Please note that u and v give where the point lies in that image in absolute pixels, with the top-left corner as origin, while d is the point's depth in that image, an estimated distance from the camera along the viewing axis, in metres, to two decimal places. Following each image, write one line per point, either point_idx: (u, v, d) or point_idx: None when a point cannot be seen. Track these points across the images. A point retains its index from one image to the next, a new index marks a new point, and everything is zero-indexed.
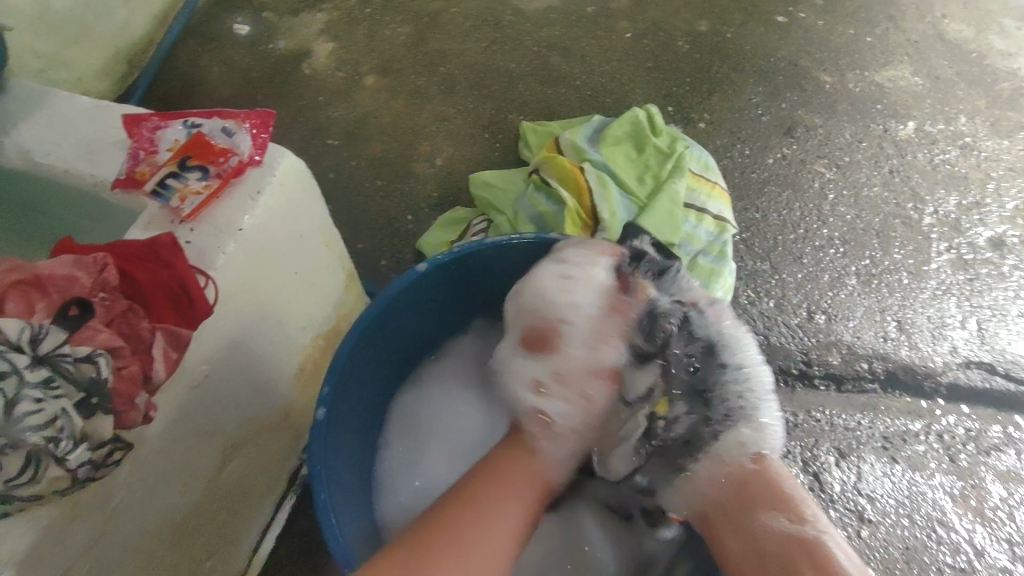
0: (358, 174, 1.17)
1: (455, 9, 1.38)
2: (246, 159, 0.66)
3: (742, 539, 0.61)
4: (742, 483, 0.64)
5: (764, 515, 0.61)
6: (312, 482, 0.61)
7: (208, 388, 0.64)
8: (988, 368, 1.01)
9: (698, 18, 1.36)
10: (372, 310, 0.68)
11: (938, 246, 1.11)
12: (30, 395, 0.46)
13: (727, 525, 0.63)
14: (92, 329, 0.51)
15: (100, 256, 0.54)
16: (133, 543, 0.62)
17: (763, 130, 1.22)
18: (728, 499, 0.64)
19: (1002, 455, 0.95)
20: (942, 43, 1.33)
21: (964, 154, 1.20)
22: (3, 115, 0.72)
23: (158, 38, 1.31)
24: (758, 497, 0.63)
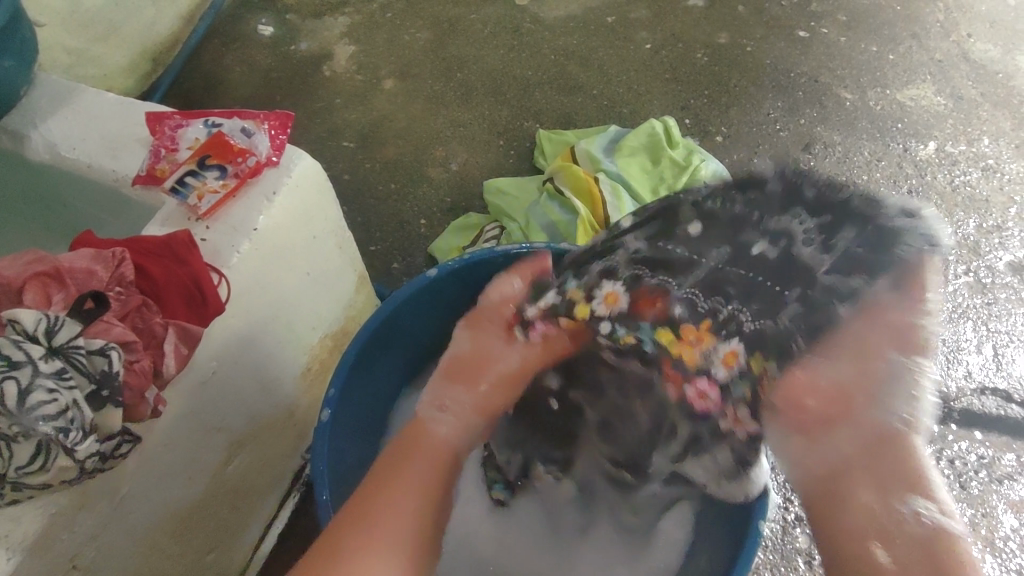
0: (373, 177, 1.18)
1: (476, 15, 1.39)
2: (264, 159, 0.67)
3: (859, 517, 0.61)
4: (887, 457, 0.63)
5: (891, 499, 0.60)
6: (315, 482, 0.62)
7: (217, 384, 0.65)
8: (1003, 396, 0.99)
9: (719, 31, 1.36)
10: (381, 314, 0.70)
11: (956, 268, 1.09)
12: (44, 385, 0.47)
13: (840, 505, 0.63)
14: (106, 323, 0.52)
15: (118, 251, 0.56)
16: (137, 534, 0.63)
17: (780, 145, 1.22)
18: (841, 476, 0.64)
19: (1015, 484, 0.94)
20: (966, 62, 1.31)
21: (985, 176, 1.18)
22: (32, 110, 0.74)
23: (183, 37, 1.33)
24: (885, 479, 0.62)
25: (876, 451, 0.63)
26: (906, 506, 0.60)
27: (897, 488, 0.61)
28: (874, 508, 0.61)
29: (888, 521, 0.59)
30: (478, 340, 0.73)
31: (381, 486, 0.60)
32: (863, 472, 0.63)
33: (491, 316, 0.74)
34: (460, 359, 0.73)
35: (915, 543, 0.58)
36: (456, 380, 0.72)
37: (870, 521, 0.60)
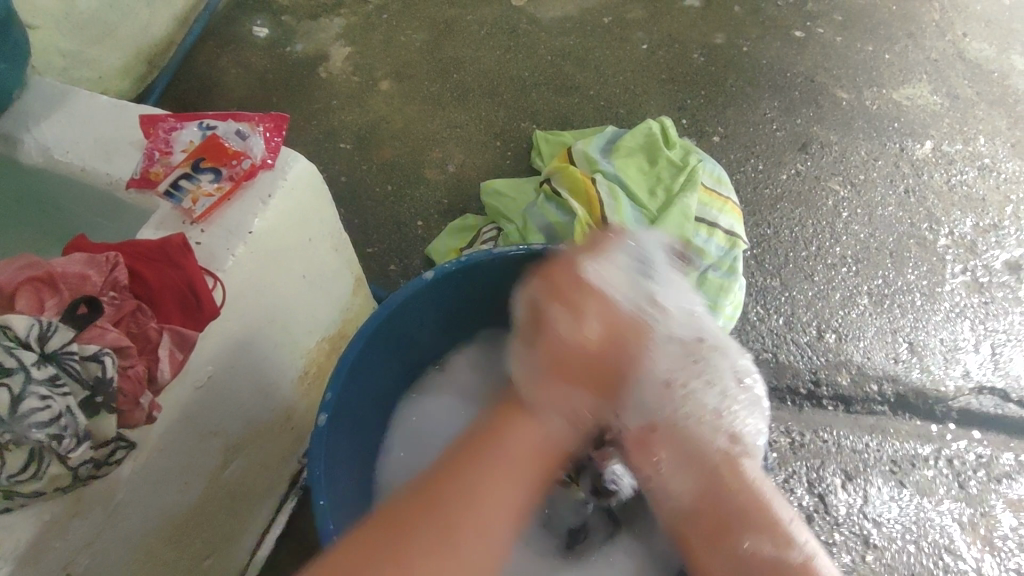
0: (370, 179, 1.18)
1: (472, 16, 1.38)
2: (259, 162, 0.66)
3: (730, 565, 0.53)
4: (713, 482, 0.56)
5: (750, 538, 0.53)
6: (312, 486, 0.62)
7: (213, 389, 0.65)
8: (1001, 395, 0.99)
9: (715, 31, 1.36)
10: (378, 317, 0.69)
11: (953, 268, 1.09)
12: (37, 392, 0.46)
13: (711, 549, 0.55)
14: (100, 329, 0.51)
15: (112, 255, 0.55)
16: (133, 540, 0.63)
17: (777, 145, 1.22)
18: (706, 517, 0.56)
19: (1013, 483, 0.94)
20: (962, 62, 1.31)
21: (982, 175, 1.18)
22: (25, 113, 0.73)
23: (178, 38, 1.33)
24: (751, 518, 0.54)
25: (699, 472, 0.58)
26: (749, 537, 0.53)
27: (743, 517, 0.54)
28: (754, 549, 0.52)
29: (774, 557, 0.52)
30: (578, 299, 0.62)
31: (455, 474, 0.52)
32: (711, 506, 0.56)
33: (574, 283, 0.63)
34: (586, 359, 0.60)
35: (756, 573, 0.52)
36: (568, 373, 0.60)
37: (738, 561, 0.53)
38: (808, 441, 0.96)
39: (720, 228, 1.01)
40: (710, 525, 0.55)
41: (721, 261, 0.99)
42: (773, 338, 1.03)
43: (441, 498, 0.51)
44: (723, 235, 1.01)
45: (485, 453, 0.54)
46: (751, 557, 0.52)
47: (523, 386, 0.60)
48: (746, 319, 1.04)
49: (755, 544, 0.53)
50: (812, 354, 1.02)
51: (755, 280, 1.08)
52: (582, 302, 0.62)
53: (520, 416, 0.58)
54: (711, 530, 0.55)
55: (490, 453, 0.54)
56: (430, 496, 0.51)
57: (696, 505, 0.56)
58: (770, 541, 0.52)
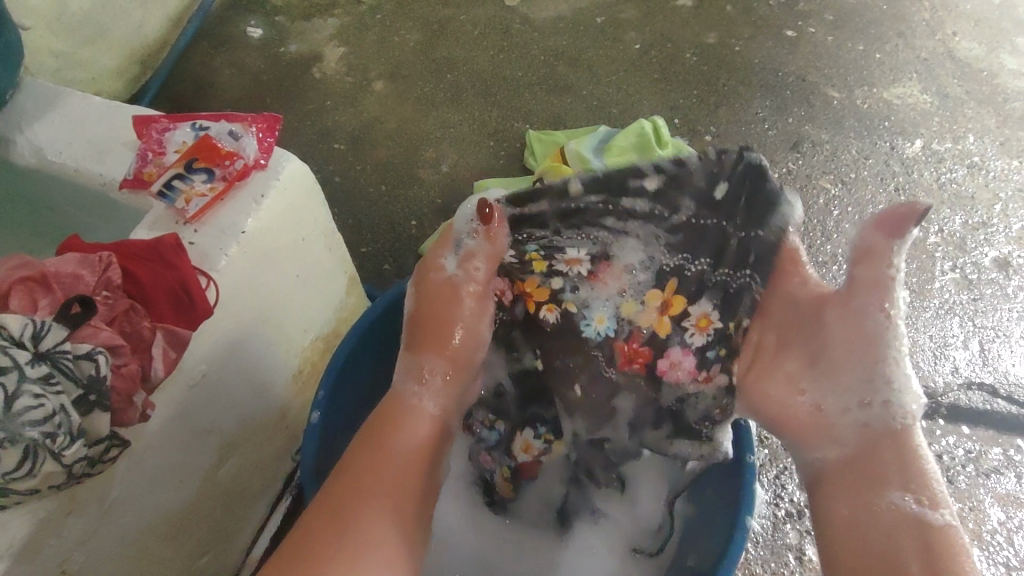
0: (364, 178, 1.18)
1: (465, 16, 1.39)
2: (252, 162, 0.67)
3: (854, 506, 0.60)
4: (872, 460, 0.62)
5: (890, 493, 0.59)
6: (305, 484, 0.63)
7: (206, 387, 0.65)
8: (989, 390, 1.00)
9: (707, 31, 1.37)
10: (371, 315, 0.70)
11: (942, 265, 1.10)
12: (30, 390, 0.47)
13: (845, 492, 0.62)
14: (93, 328, 0.52)
15: (105, 255, 0.56)
16: (128, 538, 0.63)
17: (768, 144, 1.23)
18: (858, 464, 0.62)
19: (1002, 478, 0.95)
20: (951, 61, 1.32)
21: (971, 173, 1.19)
22: (17, 114, 0.74)
23: (172, 39, 1.33)
24: (888, 476, 0.60)
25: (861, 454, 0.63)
26: (889, 497, 0.59)
27: (878, 485, 0.60)
28: (897, 504, 0.58)
29: (890, 524, 0.57)
30: (434, 300, 0.71)
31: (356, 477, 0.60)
32: (861, 459, 0.62)
33: (434, 278, 0.72)
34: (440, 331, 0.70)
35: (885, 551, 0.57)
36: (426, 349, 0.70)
37: (857, 513, 0.60)
38: None
39: None
40: (847, 478, 0.62)
41: None
42: None
43: (349, 497, 0.59)
44: None
45: (382, 442, 0.64)
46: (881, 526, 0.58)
47: (398, 378, 0.70)
48: None
49: (875, 513, 0.58)
50: None
51: None
52: (436, 289, 0.71)
53: (399, 406, 0.68)
54: (852, 491, 0.61)
55: (389, 450, 0.64)
56: (333, 501, 0.59)
57: (848, 463, 0.63)
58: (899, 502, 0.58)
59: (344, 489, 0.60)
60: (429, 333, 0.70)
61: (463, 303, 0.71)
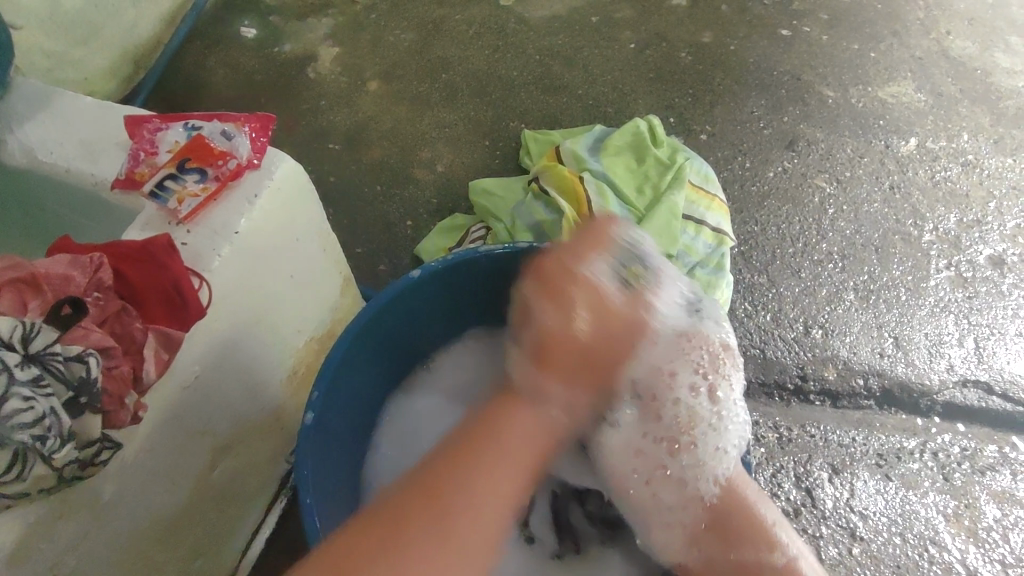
0: (358, 178, 1.18)
1: (460, 16, 1.39)
2: (245, 162, 0.66)
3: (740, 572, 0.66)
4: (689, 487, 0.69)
5: (751, 549, 0.65)
6: (299, 486, 0.62)
7: (199, 389, 0.65)
8: (985, 388, 1.00)
9: (701, 30, 1.37)
10: (365, 316, 0.70)
11: (937, 263, 1.10)
12: (20, 392, 0.46)
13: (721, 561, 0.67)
14: (84, 329, 0.51)
15: (96, 256, 0.55)
16: (120, 542, 0.63)
17: (764, 142, 1.23)
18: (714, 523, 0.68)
19: (998, 475, 0.95)
20: (945, 59, 1.33)
21: (965, 171, 1.19)
22: (8, 113, 0.73)
23: (165, 39, 1.32)
24: (741, 531, 0.66)
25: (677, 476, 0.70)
26: (759, 553, 0.65)
27: (712, 519, 0.68)
28: (759, 556, 0.65)
29: (760, 563, 0.65)
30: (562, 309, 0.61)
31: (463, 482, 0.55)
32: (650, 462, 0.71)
33: (567, 277, 0.63)
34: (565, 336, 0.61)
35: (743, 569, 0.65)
36: (557, 368, 0.61)
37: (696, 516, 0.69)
38: (796, 435, 0.97)
39: (708, 226, 1.02)
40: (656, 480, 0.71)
41: (709, 258, 1.00)
42: (761, 334, 1.04)
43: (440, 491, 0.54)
44: (710, 233, 1.02)
45: (488, 451, 0.57)
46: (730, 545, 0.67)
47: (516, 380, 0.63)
48: (734, 316, 1.05)
49: (739, 550, 0.66)
50: (799, 350, 1.03)
51: (743, 276, 1.09)
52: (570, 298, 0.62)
53: (518, 409, 0.60)
54: (712, 533, 0.68)
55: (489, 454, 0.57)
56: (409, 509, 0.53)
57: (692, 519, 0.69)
58: (768, 551, 0.65)
59: (448, 476, 0.55)
60: (556, 355, 0.61)
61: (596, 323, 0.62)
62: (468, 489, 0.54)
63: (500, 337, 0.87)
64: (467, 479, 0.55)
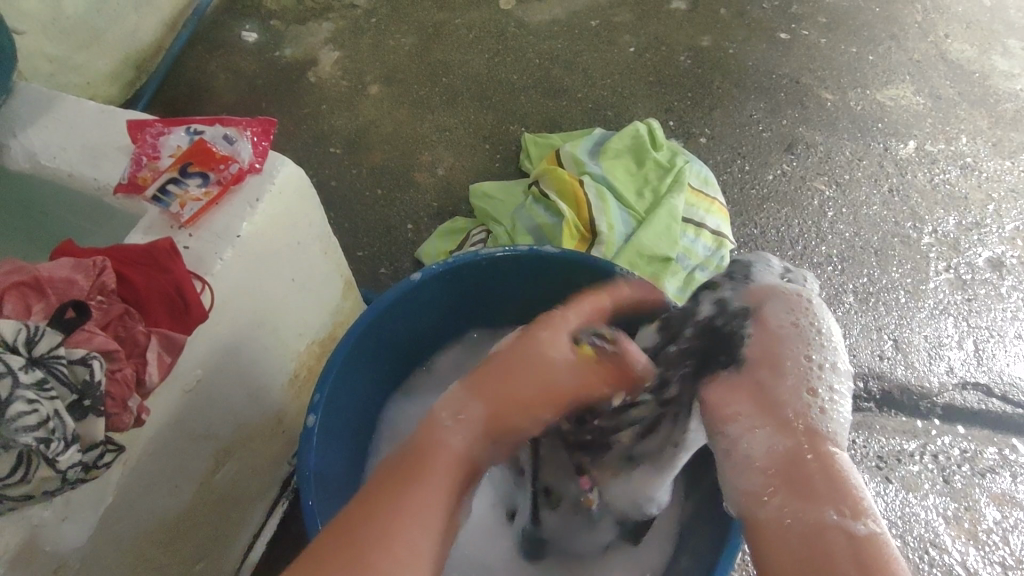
0: (359, 182, 1.18)
1: (460, 20, 1.39)
2: (247, 166, 0.67)
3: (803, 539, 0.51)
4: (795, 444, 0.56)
5: (824, 507, 0.51)
6: (301, 488, 0.63)
7: (201, 392, 0.65)
8: (984, 390, 1.01)
9: (700, 34, 1.37)
10: (367, 319, 0.70)
11: (937, 265, 1.11)
12: (24, 395, 0.47)
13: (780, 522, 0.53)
14: (87, 332, 0.52)
15: (99, 260, 0.55)
16: (123, 545, 0.63)
17: (763, 146, 1.23)
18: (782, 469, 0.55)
19: (998, 477, 0.95)
20: (943, 63, 1.33)
21: (964, 174, 1.20)
22: (11, 119, 0.73)
23: (167, 44, 1.33)
24: (811, 484, 0.53)
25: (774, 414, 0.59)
26: (830, 512, 0.51)
27: (793, 478, 0.54)
28: (830, 515, 0.51)
29: (825, 523, 0.50)
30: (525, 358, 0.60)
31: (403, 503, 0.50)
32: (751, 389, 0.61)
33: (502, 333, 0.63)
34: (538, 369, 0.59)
35: (810, 533, 0.51)
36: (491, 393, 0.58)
37: (775, 460, 0.56)
38: None
39: (707, 229, 1.03)
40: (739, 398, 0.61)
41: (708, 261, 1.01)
42: None
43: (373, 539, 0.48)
44: (710, 235, 1.03)
45: (413, 487, 0.52)
46: (808, 504, 0.52)
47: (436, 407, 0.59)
48: None
49: (807, 506, 0.52)
50: None
51: None
52: (532, 334, 0.62)
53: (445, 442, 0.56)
54: (784, 489, 0.54)
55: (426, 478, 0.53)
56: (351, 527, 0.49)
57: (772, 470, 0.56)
58: (851, 518, 0.50)
59: (376, 518, 0.49)
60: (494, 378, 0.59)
61: (540, 364, 0.60)
62: (406, 523, 0.49)
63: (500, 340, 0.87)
64: (410, 500, 0.51)
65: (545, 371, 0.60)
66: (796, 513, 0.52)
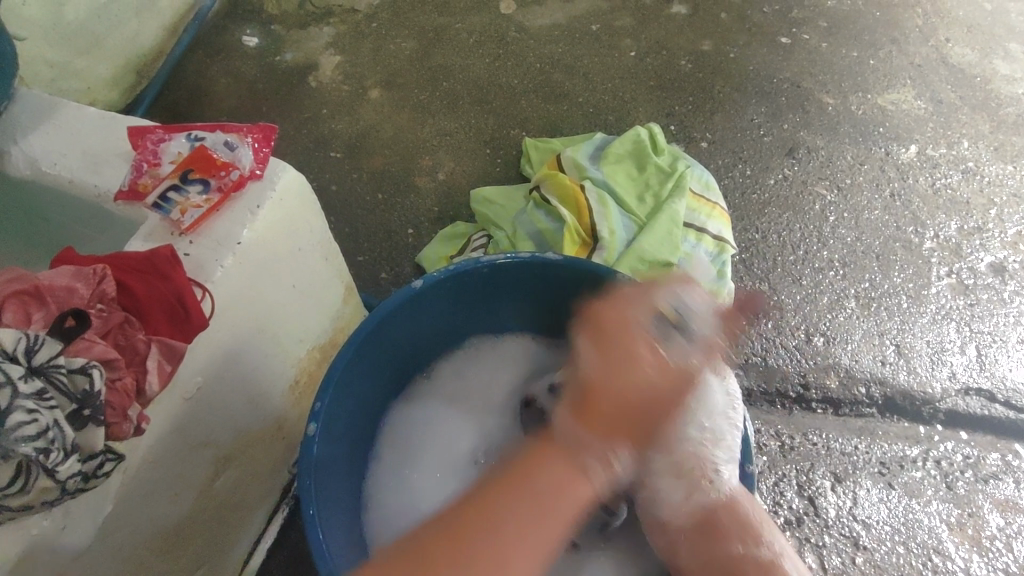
0: (359, 187, 1.18)
1: (460, 24, 1.39)
2: (248, 173, 0.66)
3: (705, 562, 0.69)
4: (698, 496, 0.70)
5: (729, 545, 0.68)
6: (301, 496, 0.62)
7: (202, 400, 0.65)
8: (987, 396, 1.00)
9: (701, 38, 1.37)
10: (368, 326, 0.70)
11: (939, 270, 1.10)
12: (24, 405, 0.46)
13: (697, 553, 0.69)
14: (87, 341, 0.52)
15: (99, 268, 0.55)
16: (123, 553, 0.63)
17: (764, 150, 1.23)
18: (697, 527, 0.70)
19: (1001, 483, 0.95)
20: (944, 67, 1.33)
21: (966, 179, 1.20)
22: (11, 125, 0.73)
23: (168, 48, 1.33)
24: (726, 532, 0.68)
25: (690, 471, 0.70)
26: (729, 546, 0.68)
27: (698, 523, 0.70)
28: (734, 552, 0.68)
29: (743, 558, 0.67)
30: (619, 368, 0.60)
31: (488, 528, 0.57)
32: (675, 462, 0.70)
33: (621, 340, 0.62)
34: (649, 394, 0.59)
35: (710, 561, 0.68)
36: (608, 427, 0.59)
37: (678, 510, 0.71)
38: (798, 444, 0.97)
39: (709, 233, 1.03)
40: (672, 478, 0.71)
41: (710, 266, 1.00)
42: (763, 342, 1.04)
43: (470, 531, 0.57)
44: (711, 240, 1.02)
45: (517, 495, 0.59)
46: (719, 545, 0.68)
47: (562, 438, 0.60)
48: None
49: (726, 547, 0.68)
50: (801, 358, 1.02)
51: (744, 284, 1.09)
52: (630, 347, 0.61)
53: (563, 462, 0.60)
54: (693, 536, 0.70)
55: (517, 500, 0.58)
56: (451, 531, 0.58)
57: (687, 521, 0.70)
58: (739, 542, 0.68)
59: (481, 516, 0.58)
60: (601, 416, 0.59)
61: (666, 393, 0.60)
62: (507, 516, 0.58)
63: (501, 346, 0.87)
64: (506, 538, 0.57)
65: (645, 395, 0.60)
66: (699, 554, 0.69)
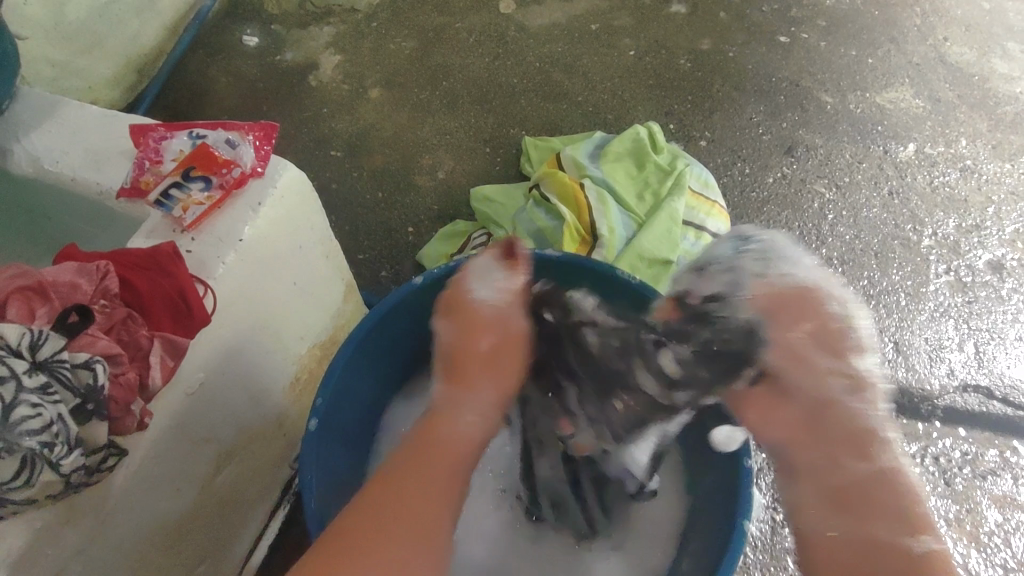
0: (360, 185, 1.19)
1: (460, 24, 1.40)
2: (249, 170, 0.67)
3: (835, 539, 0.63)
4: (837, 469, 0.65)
5: (841, 518, 0.63)
6: (302, 492, 0.63)
7: (203, 396, 0.65)
8: (985, 393, 1.01)
9: (700, 37, 1.38)
10: (368, 323, 0.70)
11: (937, 268, 1.11)
12: (28, 399, 0.47)
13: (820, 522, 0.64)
14: (91, 337, 0.52)
15: (103, 264, 0.56)
16: (125, 548, 0.63)
17: (763, 149, 1.23)
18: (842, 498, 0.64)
19: (1000, 480, 0.95)
20: (942, 65, 1.34)
21: (964, 177, 1.20)
22: (14, 123, 0.74)
23: (168, 48, 1.33)
24: (861, 507, 0.63)
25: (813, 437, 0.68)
26: (831, 522, 0.63)
27: (837, 502, 0.64)
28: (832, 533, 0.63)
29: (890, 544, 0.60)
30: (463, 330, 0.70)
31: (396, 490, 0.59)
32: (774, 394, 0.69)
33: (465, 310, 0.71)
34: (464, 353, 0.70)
35: (856, 556, 0.61)
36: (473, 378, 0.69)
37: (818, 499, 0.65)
38: None
39: (708, 231, 1.03)
40: (808, 437, 0.68)
41: None
42: None
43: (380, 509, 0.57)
44: (710, 238, 1.03)
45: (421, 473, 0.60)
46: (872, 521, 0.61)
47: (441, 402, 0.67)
48: None
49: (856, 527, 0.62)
50: None
51: None
52: (464, 314, 0.71)
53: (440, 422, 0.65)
54: (841, 515, 0.63)
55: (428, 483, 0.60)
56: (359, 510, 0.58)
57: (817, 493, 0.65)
58: (910, 537, 0.60)
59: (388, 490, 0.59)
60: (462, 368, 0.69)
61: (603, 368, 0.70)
62: (410, 492, 0.58)
63: None
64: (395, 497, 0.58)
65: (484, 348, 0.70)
66: (845, 530, 0.62)
